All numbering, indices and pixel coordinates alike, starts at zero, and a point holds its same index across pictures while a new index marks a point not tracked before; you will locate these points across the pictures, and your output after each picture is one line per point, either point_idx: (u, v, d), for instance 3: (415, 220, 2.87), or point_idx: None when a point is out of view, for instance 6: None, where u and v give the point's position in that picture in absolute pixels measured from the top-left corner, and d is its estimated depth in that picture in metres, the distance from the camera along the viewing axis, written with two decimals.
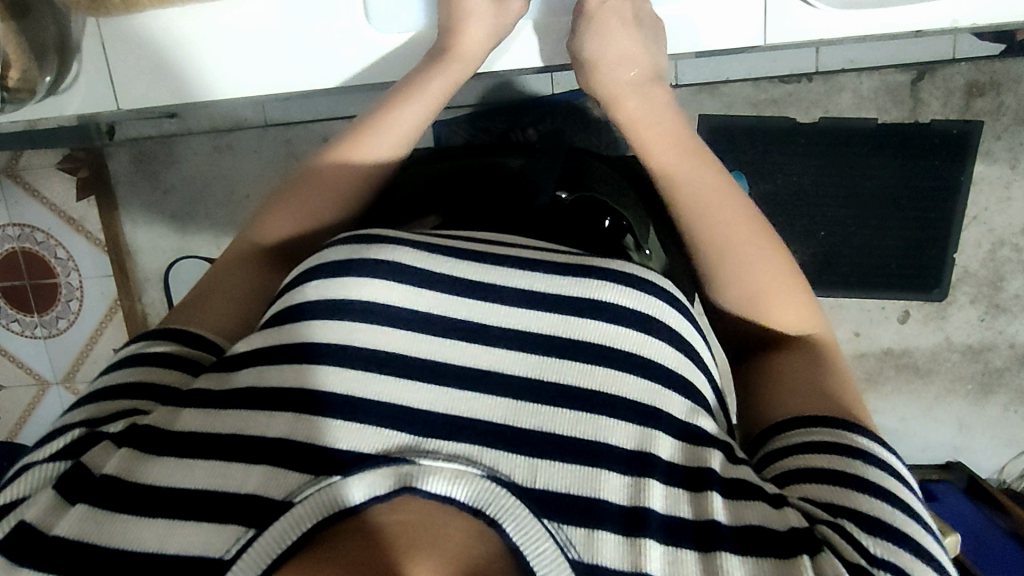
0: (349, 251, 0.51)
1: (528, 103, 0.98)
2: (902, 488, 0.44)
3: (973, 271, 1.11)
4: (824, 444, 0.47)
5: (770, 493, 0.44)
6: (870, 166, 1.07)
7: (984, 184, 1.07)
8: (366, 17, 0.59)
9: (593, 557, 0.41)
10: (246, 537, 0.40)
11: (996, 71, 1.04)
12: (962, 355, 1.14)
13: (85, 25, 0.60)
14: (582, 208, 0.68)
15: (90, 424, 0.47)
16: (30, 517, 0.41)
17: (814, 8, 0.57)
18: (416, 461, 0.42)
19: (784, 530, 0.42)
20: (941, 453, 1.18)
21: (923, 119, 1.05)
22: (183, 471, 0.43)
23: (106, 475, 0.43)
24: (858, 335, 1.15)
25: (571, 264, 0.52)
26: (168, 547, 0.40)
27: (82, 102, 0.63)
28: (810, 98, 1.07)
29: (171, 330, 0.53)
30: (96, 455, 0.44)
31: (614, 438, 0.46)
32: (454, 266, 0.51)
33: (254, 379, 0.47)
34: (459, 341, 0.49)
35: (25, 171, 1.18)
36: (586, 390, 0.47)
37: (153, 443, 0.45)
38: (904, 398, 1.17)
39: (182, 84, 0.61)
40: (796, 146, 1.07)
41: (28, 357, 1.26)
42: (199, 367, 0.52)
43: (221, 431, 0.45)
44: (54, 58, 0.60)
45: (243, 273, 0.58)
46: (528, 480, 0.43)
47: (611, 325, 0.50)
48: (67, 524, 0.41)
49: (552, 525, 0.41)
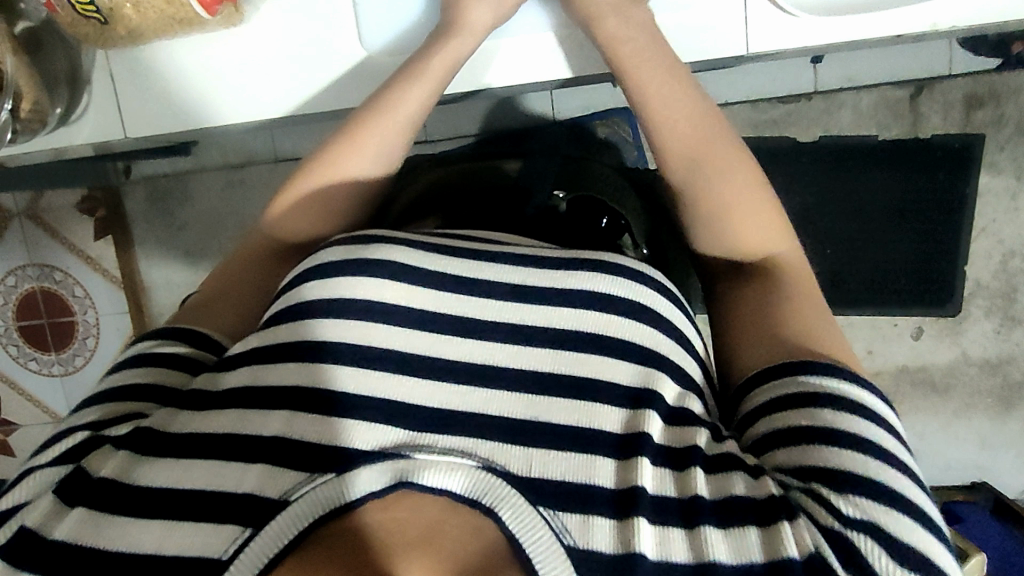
0: (345, 251, 0.52)
1: (529, 132, 1.00)
2: (887, 440, 0.44)
3: (985, 284, 1.09)
4: (802, 395, 0.46)
5: (751, 464, 0.45)
6: (874, 181, 1.07)
7: (990, 197, 1.07)
8: (360, 41, 0.62)
9: (587, 543, 0.41)
10: (242, 537, 0.40)
11: (994, 83, 1.04)
12: (980, 369, 1.12)
13: (95, 57, 0.63)
14: (581, 210, 0.70)
15: (93, 426, 0.48)
16: (30, 523, 0.42)
17: (795, 16, 0.58)
18: (411, 455, 0.42)
19: (762, 499, 0.42)
20: (965, 473, 1.15)
21: (923, 133, 1.06)
22: (180, 472, 0.44)
23: (102, 477, 0.44)
24: (870, 352, 1.13)
25: (564, 258, 0.53)
26: (166, 548, 0.40)
27: (92, 131, 0.65)
28: (810, 116, 1.07)
29: (177, 330, 0.54)
30: (93, 459, 0.45)
31: (606, 425, 0.46)
32: (446, 264, 0.52)
33: (248, 378, 0.48)
34: (454, 337, 0.49)
35: (45, 213, 1.22)
36: (580, 377, 0.48)
37: (149, 444, 0.45)
38: (922, 416, 1.15)
39: (185, 112, 0.64)
40: (798, 164, 1.07)
41: (45, 395, 1.27)
42: (201, 367, 0.54)
43: (217, 430, 0.46)
44: (65, 91, 0.63)
45: (250, 274, 0.60)
46: (524, 469, 0.43)
47: (602, 315, 0.50)
48: (67, 527, 0.42)
49: (548, 512, 0.41)
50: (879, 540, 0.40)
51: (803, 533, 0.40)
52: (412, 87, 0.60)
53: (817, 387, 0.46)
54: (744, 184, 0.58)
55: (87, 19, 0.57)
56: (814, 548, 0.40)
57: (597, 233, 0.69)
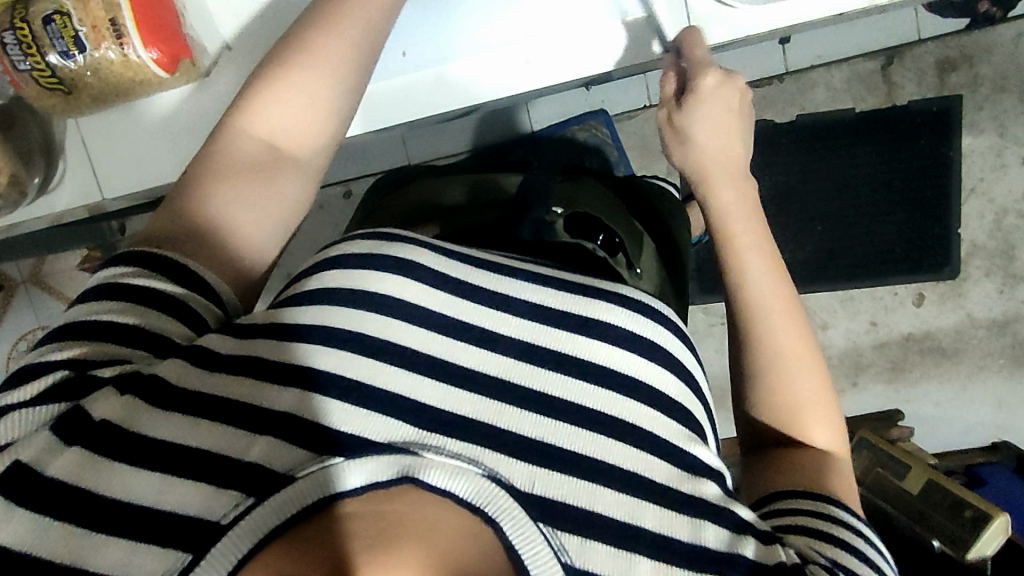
0: (370, 246, 0.51)
1: (513, 144, 1.01)
2: (888, 565, 0.48)
3: (982, 244, 1.09)
4: (819, 510, 0.49)
5: (763, 530, 0.47)
6: (857, 155, 1.07)
7: (975, 156, 1.07)
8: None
9: (583, 563, 0.42)
10: (246, 503, 0.40)
11: (965, 45, 1.04)
12: (987, 330, 1.11)
13: (66, 129, 0.65)
14: (575, 225, 0.71)
15: (76, 363, 0.44)
16: (25, 458, 0.40)
17: (733, 7, 0.59)
18: (420, 453, 0.42)
19: (769, 565, 0.44)
20: (986, 435, 1.14)
21: (900, 101, 1.06)
22: (187, 429, 0.43)
23: (104, 421, 0.42)
24: (875, 324, 1.12)
25: (583, 282, 0.53)
26: (166, 503, 0.40)
27: (71, 199, 0.67)
28: (785, 98, 1.07)
29: (161, 262, 0.48)
30: (97, 402, 0.42)
31: (612, 456, 0.47)
32: (470, 274, 0.52)
33: (270, 351, 0.47)
34: (464, 344, 0.49)
35: (49, 277, 1.25)
36: (579, 405, 0.48)
37: (157, 396, 0.43)
38: (936, 384, 1.13)
39: (160, 167, 0.65)
40: (779, 147, 1.08)
41: None
42: (201, 319, 0.49)
43: (225, 395, 0.44)
44: (41, 160, 0.64)
45: (229, 183, 0.53)
46: (526, 485, 0.44)
47: (614, 346, 0.50)
48: (62, 466, 0.41)
49: (547, 530, 0.42)
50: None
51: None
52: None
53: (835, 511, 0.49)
54: (820, 381, 0.55)
55: (53, 91, 0.59)
56: None
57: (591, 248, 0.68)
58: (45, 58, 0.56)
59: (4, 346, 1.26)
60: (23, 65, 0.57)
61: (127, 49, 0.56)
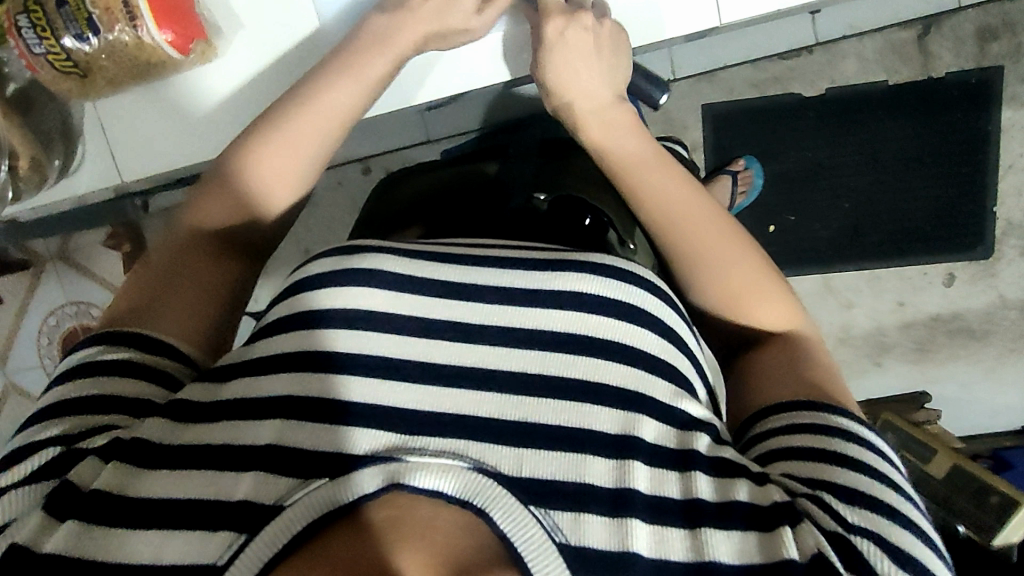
0: (334, 261, 0.52)
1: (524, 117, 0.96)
2: (885, 463, 0.45)
3: (1018, 222, 1.05)
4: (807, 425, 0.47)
5: (754, 472, 0.45)
6: (888, 128, 1.03)
7: (1015, 131, 1.02)
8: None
9: (579, 540, 0.41)
10: (238, 542, 0.40)
11: (1007, 11, 0.99)
12: (1020, 311, 1.08)
13: (83, 111, 0.66)
14: (563, 210, 0.69)
15: (65, 440, 0.46)
16: (21, 539, 0.41)
17: None
18: (403, 458, 0.41)
19: (765, 506, 0.43)
20: (1015, 418, 1.12)
21: (936, 73, 1.02)
22: (176, 480, 0.43)
23: (95, 489, 0.43)
24: (902, 305, 1.09)
25: (552, 260, 0.52)
26: (163, 557, 0.40)
27: (90, 180, 0.68)
28: (813, 70, 1.04)
29: (137, 340, 0.50)
30: (82, 470, 0.44)
31: (599, 425, 0.46)
32: (437, 269, 0.51)
33: (245, 389, 0.48)
34: (443, 341, 0.48)
35: (75, 253, 1.26)
36: (572, 382, 0.47)
37: (144, 457, 0.45)
38: (964, 365, 1.11)
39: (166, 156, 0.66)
40: (806, 121, 1.04)
41: None
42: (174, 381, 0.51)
43: (212, 442, 0.45)
44: (60, 145, 0.66)
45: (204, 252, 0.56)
46: (515, 470, 0.43)
47: (595, 317, 0.50)
48: (56, 542, 0.41)
49: (540, 511, 0.41)
50: (878, 543, 0.41)
51: (806, 538, 0.41)
52: (291, 124, 0.58)
53: (824, 420, 0.47)
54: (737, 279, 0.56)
55: (68, 74, 0.60)
56: (818, 550, 0.41)
57: (581, 232, 0.68)
58: (59, 41, 0.57)
59: (36, 320, 1.29)
60: (38, 49, 0.58)
61: (141, 31, 0.57)
